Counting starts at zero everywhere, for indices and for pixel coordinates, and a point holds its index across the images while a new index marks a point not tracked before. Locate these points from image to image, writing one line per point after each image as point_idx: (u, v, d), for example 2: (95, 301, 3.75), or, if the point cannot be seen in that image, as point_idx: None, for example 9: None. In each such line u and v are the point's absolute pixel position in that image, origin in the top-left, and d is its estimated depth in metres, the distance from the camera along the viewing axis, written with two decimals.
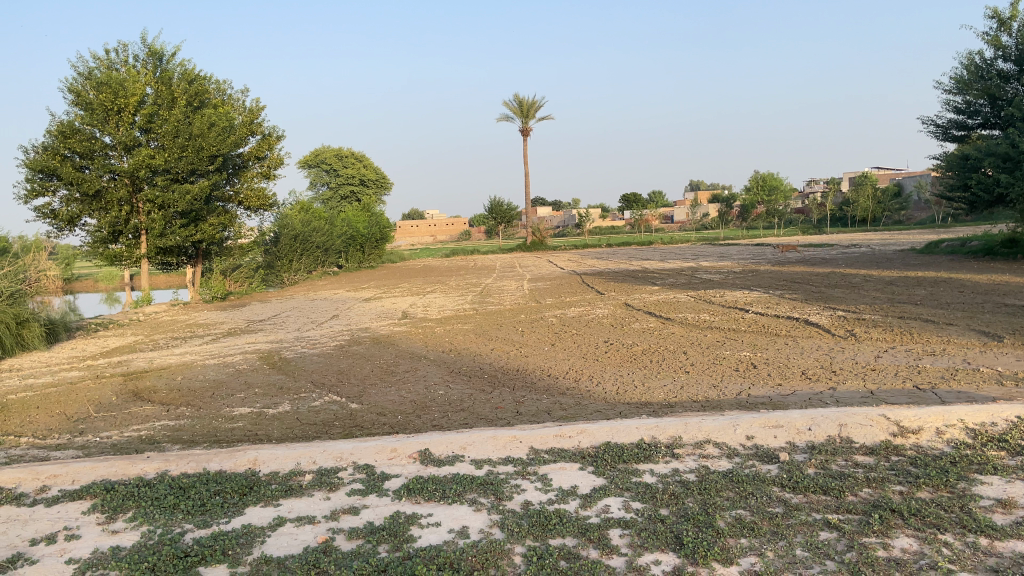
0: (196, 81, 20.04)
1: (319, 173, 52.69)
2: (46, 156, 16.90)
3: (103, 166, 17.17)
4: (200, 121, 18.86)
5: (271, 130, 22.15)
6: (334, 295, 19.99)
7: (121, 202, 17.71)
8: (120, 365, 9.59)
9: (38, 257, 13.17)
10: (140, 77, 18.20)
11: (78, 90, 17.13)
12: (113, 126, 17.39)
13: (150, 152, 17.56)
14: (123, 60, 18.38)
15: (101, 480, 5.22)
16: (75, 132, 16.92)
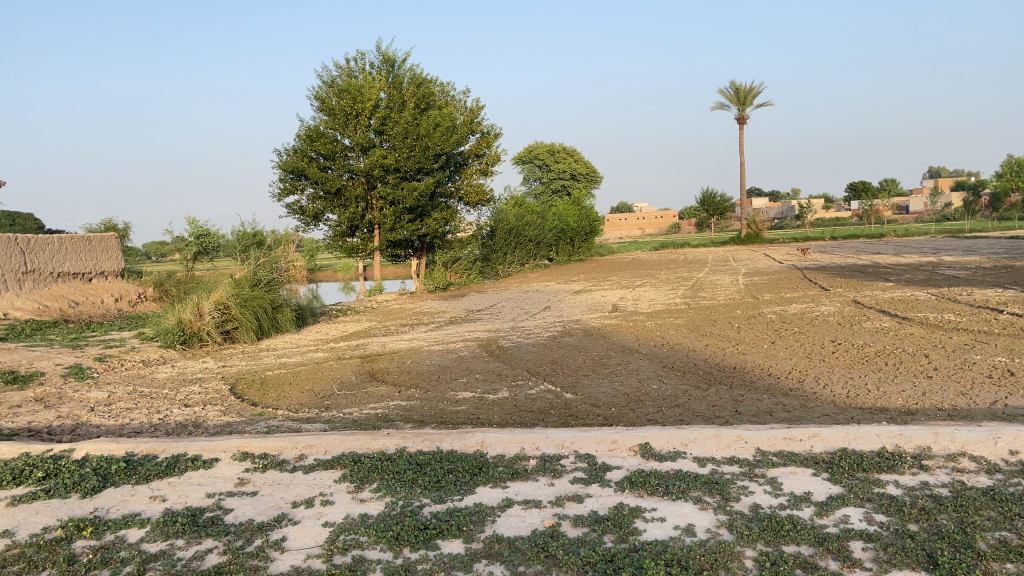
0: (423, 83, 21.25)
1: (533, 168, 54.57)
2: (297, 159, 18.94)
3: (343, 166, 18.87)
4: (427, 121, 19.90)
5: (490, 129, 22.97)
6: (546, 287, 20.48)
7: (358, 199, 19.36)
8: (357, 348, 10.48)
9: (288, 250, 14.70)
10: (375, 83, 19.70)
11: (323, 97, 18.97)
12: (351, 129, 18.98)
13: (383, 152, 18.95)
14: (360, 67, 19.95)
15: (349, 452, 5.72)
16: (321, 136, 18.77)
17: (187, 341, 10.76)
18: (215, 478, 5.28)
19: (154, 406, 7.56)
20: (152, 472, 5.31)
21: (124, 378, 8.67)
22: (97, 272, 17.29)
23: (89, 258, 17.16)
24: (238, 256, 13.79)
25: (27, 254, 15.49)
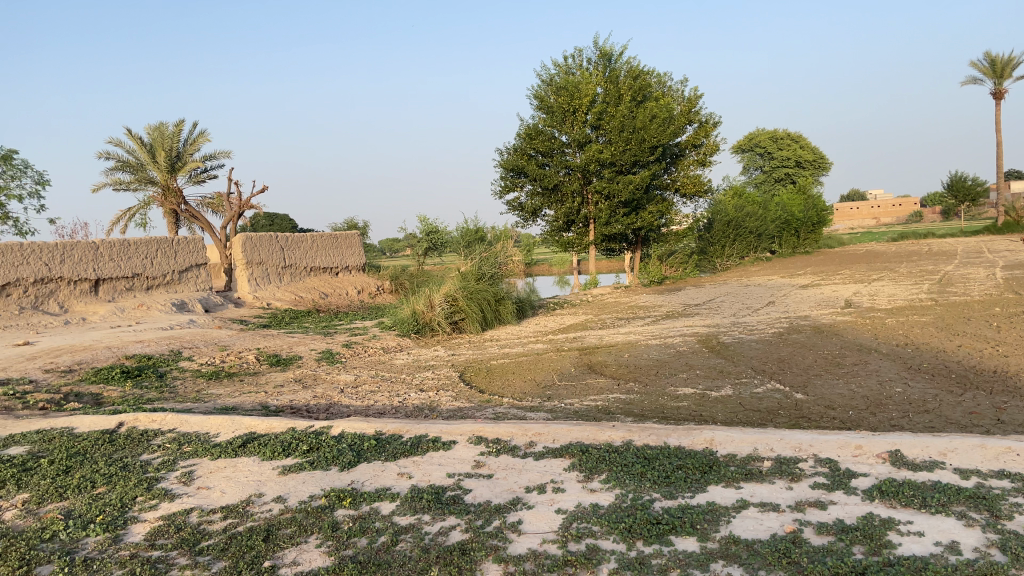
0: (641, 76, 21.02)
1: (753, 157, 52.78)
2: (516, 156, 20.07)
3: (560, 162, 19.34)
4: (642, 114, 19.72)
5: (707, 118, 22.28)
6: (768, 281, 19.55)
7: (575, 194, 19.87)
8: (576, 340, 10.65)
9: (507, 245, 15.25)
10: (592, 78, 19.88)
11: (542, 95, 19.66)
12: (569, 125, 19.45)
13: (600, 147, 19.05)
14: (577, 64, 20.30)
15: (577, 442, 5.83)
16: (539, 133, 19.62)
17: (420, 330, 11.61)
18: (454, 460, 5.60)
19: (394, 389, 8.19)
20: (398, 451, 5.75)
21: (367, 363, 9.48)
22: (342, 266, 19.02)
23: (335, 254, 18.90)
24: (463, 251, 14.57)
25: (285, 251, 17.40)
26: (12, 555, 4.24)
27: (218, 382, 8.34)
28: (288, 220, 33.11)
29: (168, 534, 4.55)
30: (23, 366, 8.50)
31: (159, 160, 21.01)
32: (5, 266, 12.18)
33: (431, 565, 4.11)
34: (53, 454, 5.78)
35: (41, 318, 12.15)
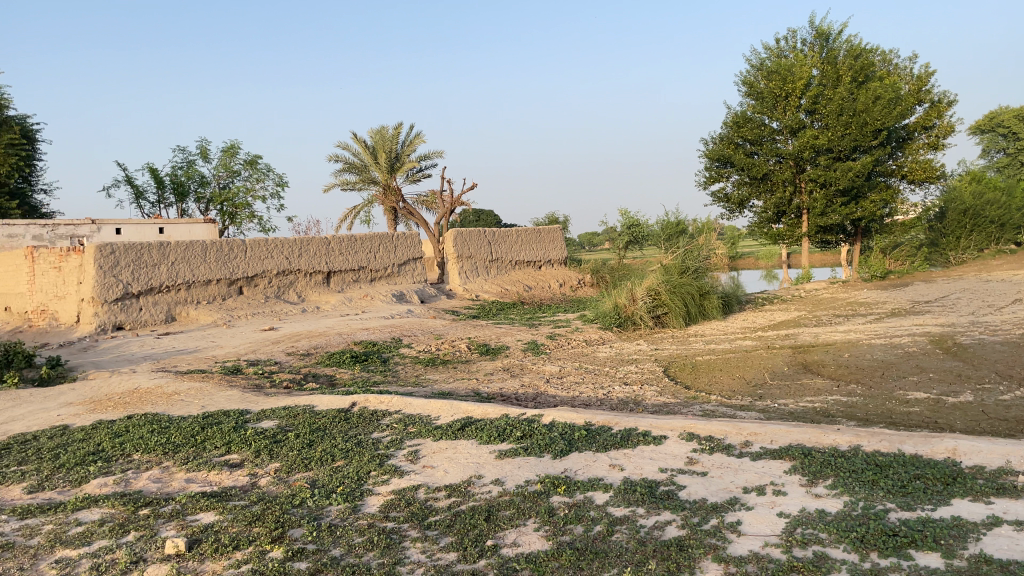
0: (863, 54, 19.55)
1: (993, 138, 47.53)
2: (723, 146, 19.92)
3: (770, 150, 18.90)
4: (865, 95, 18.13)
5: (941, 97, 20.23)
6: (1015, 276, 17.44)
7: (786, 182, 19.11)
8: (788, 338, 10.14)
9: (712, 239, 14.81)
10: (807, 60, 18.94)
11: (752, 82, 19.18)
12: (780, 111, 18.80)
13: (815, 132, 18.18)
14: (791, 47, 19.33)
15: (797, 444, 5.55)
16: (748, 121, 19.28)
17: (622, 323, 11.67)
18: (667, 455, 5.54)
19: (599, 382, 8.27)
20: (610, 442, 5.78)
21: (571, 355, 9.63)
22: (545, 260, 19.41)
23: (538, 248, 19.33)
24: (666, 245, 14.36)
25: (492, 245, 18.12)
26: (269, 517, 4.77)
27: (434, 368, 8.85)
28: (493, 214, 34.33)
29: (398, 507, 4.89)
30: (270, 348, 9.54)
31: (381, 162, 22.69)
32: (253, 259, 13.70)
33: (648, 558, 4.09)
34: (298, 429, 6.43)
35: (282, 306, 13.60)
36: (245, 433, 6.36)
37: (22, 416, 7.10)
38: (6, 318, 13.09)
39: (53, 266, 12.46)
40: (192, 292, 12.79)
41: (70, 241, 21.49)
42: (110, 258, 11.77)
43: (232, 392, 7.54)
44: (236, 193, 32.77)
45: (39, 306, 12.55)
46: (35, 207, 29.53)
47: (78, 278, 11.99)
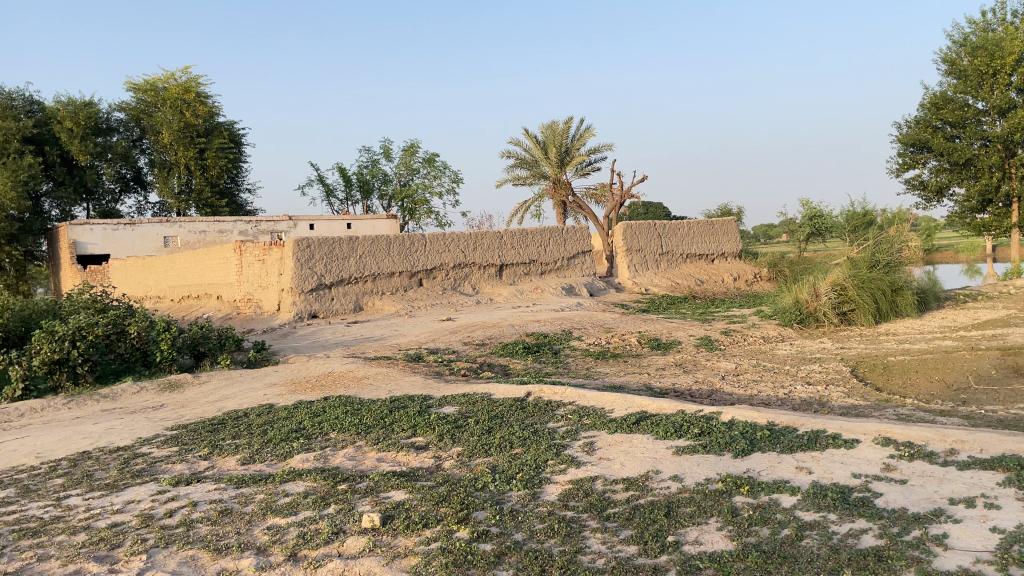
0: None
1: None
2: (920, 129, 18.49)
3: (975, 133, 17.20)
4: None
5: None
6: None
7: (994, 168, 17.39)
8: (996, 338, 9.20)
9: (904, 230, 13.73)
10: (1020, 32, 17.04)
11: (954, 58, 17.51)
12: (987, 90, 17.14)
13: None
14: (1000, 19, 17.47)
15: (1012, 454, 5.04)
16: (948, 102, 17.78)
17: (804, 320, 11.11)
18: (859, 459, 5.22)
19: (779, 380, 7.92)
20: (796, 444, 5.53)
21: (747, 351, 9.29)
22: (718, 253, 18.79)
23: (712, 241, 18.74)
24: (851, 238, 13.49)
25: (663, 238, 17.87)
26: (454, 499, 4.97)
27: (605, 361, 8.87)
28: (660, 206, 33.80)
29: (577, 497, 4.95)
30: (448, 338, 9.95)
31: (552, 156, 22.88)
32: (432, 253, 14.32)
33: (843, 567, 3.88)
34: (477, 416, 6.66)
35: (458, 298, 14.17)
36: (428, 418, 6.67)
37: (234, 394, 7.87)
38: (218, 305, 14.57)
39: (257, 259, 13.71)
40: (377, 283, 13.59)
41: (271, 235, 23.97)
42: (306, 252, 12.70)
43: (414, 378, 7.94)
44: (416, 190, 34.62)
45: (246, 295, 13.90)
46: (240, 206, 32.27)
47: (279, 270, 13.10)
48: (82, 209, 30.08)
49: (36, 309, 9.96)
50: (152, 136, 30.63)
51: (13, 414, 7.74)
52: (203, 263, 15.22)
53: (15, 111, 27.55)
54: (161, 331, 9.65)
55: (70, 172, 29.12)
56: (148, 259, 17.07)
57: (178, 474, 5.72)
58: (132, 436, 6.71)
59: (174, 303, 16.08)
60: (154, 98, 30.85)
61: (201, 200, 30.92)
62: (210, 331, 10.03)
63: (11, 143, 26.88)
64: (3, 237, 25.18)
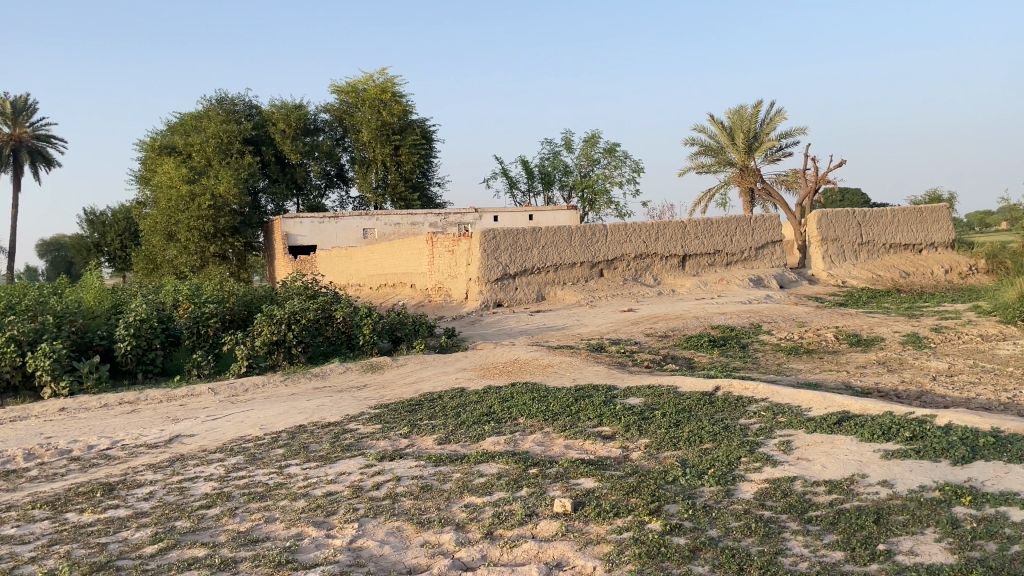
0: None
1: None
2: None
3: None
4: None
5: None
6: None
7: None
8: None
9: None
10: None
11: None
12: None
13: None
14: None
15: None
16: None
17: None
18: None
19: (1003, 383, 7.14)
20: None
21: (963, 351, 8.45)
22: (927, 243, 17.17)
23: (920, 229, 17.14)
24: None
25: (862, 227, 16.72)
26: (645, 490, 4.94)
27: (798, 357, 8.43)
28: (857, 193, 31.50)
29: (775, 496, 4.75)
30: (631, 329, 9.90)
31: (738, 143, 22.19)
32: (614, 244, 14.28)
33: None
34: (665, 408, 6.57)
35: (640, 289, 14.11)
36: (614, 408, 6.68)
37: (429, 378, 8.31)
38: (412, 294, 15.44)
39: (448, 250, 14.39)
40: (559, 273, 13.84)
41: (458, 227, 24.98)
42: (492, 242, 13.20)
43: (599, 367, 7.98)
44: (596, 180, 34.77)
45: (437, 284, 14.62)
46: (431, 198, 33.77)
47: (467, 260, 13.71)
48: (292, 203, 32.85)
49: (258, 294, 11.01)
50: (352, 135, 32.84)
51: (241, 389, 8.66)
52: (398, 253, 16.14)
53: (238, 116, 30.49)
54: (363, 316, 10.39)
55: (282, 170, 31.92)
56: (350, 250, 18.32)
57: (381, 450, 6.13)
58: (339, 413, 7.27)
59: (373, 291, 17.22)
60: (354, 99, 33.02)
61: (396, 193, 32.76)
62: (406, 317, 10.64)
63: (234, 144, 29.65)
64: (228, 230, 28.07)
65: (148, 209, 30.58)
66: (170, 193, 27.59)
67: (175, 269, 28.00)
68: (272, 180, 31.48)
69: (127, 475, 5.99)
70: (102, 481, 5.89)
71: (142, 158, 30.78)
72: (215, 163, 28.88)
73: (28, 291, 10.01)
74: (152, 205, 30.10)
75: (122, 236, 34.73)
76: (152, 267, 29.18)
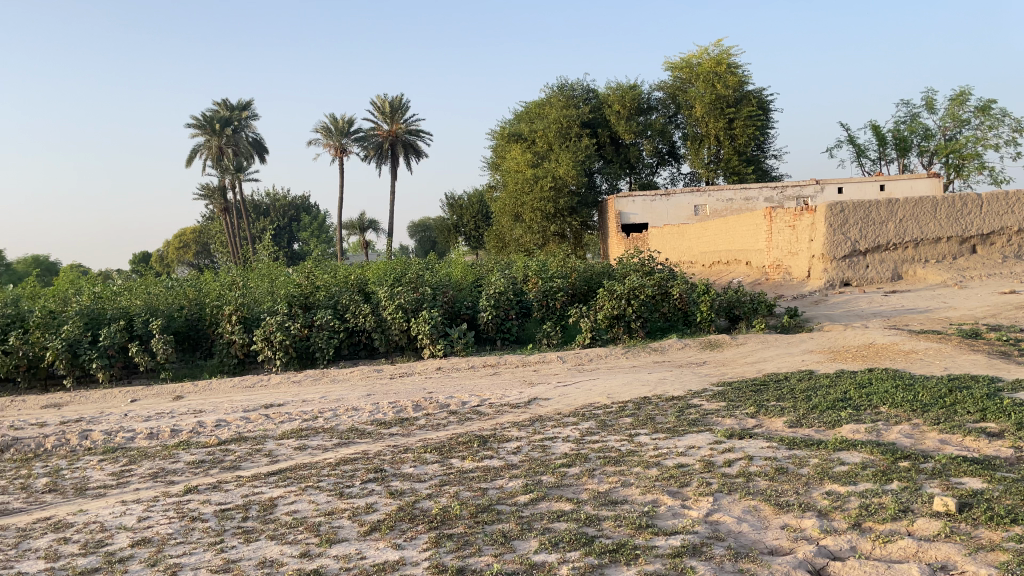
0: None
1: None
2: None
3: None
4: None
5: None
6: None
7: None
8: None
9: None
10: None
11: None
12: None
13: None
14: None
15: None
16: None
17: None
18: None
19: None
20: None
21: None
22: None
23: None
24: None
25: None
26: None
27: None
28: None
29: None
30: (1015, 313, 8.57)
31: None
32: (990, 215, 12.41)
33: None
34: None
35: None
36: (999, 403, 5.86)
37: (773, 358, 8.08)
38: (747, 271, 15.09)
39: (788, 225, 13.75)
40: (919, 249, 12.51)
41: (797, 201, 23.87)
42: (839, 216, 12.32)
43: (977, 356, 7.05)
44: (965, 144, 30.52)
45: (775, 261, 14.14)
46: (767, 171, 32.42)
47: (810, 236, 13.04)
48: (625, 181, 33.91)
49: (597, 270, 11.55)
50: (685, 111, 32.72)
51: (586, 358, 9.22)
52: (734, 229, 15.79)
53: (577, 101, 31.95)
54: (700, 293, 10.50)
55: (617, 150, 32.99)
56: (682, 227, 18.35)
57: (729, 428, 6.09)
58: (683, 388, 7.37)
59: (706, 268, 17.13)
60: (688, 75, 32.84)
61: (729, 168, 32.02)
62: (744, 295, 10.56)
63: (573, 128, 31.18)
64: (566, 210, 29.76)
65: (497, 193, 33.62)
66: (516, 177, 30.03)
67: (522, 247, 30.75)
68: (607, 160, 32.74)
69: (496, 431, 6.72)
70: (476, 434, 6.68)
71: (493, 146, 33.84)
72: (555, 147, 30.69)
73: (410, 265, 11.60)
74: (501, 189, 33.03)
75: (476, 218, 38.63)
76: (502, 245, 32.33)
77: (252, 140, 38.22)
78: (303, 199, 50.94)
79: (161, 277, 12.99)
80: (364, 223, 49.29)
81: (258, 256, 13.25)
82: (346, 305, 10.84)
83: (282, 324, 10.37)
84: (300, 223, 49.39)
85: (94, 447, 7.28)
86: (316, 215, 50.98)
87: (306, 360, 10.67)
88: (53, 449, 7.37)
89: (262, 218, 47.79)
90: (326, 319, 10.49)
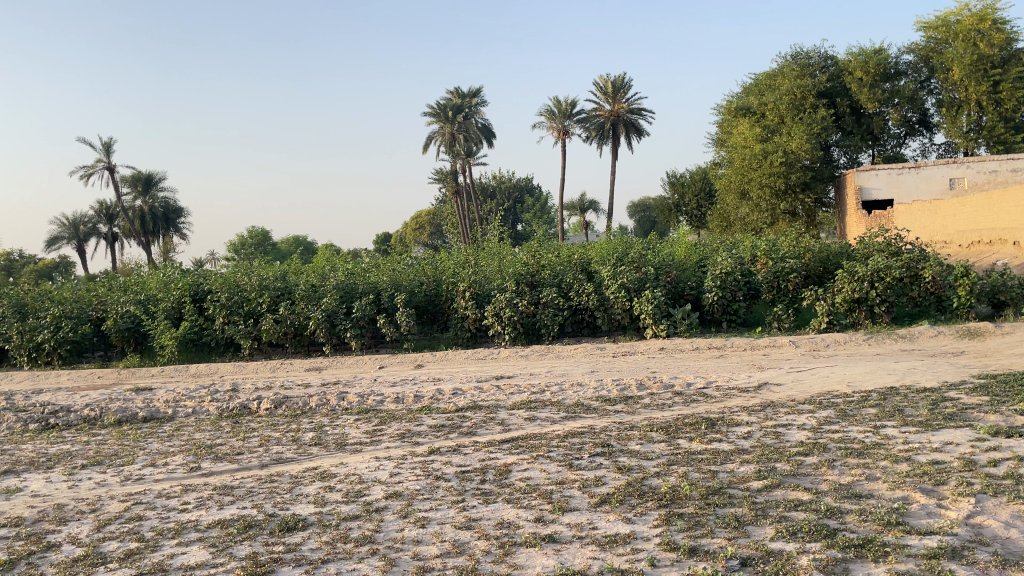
0: None
1: None
2: None
3: None
4: None
5: None
6: None
7: None
8: None
9: None
10: None
11: None
12: None
13: None
14: None
15: None
16: None
17: None
18: None
19: None
20: None
21: None
22: None
23: None
24: None
25: None
26: None
27: None
28: None
29: None
30: None
31: None
32: None
33: None
34: None
35: None
36: None
37: None
38: (1014, 253, 13.41)
39: None
40: None
41: None
42: None
43: None
44: None
45: None
46: None
47: None
48: (867, 154, 31.34)
49: (834, 249, 10.80)
50: (940, 75, 29.49)
51: (822, 343, 8.70)
52: (1000, 205, 14.07)
53: (813, 69, 29.65)
54: (958, 277, 9.68)
55: (858, 121, 30.51)
56: (935, 203, 16.64)
57: (994, 425, 5.49)
58: (936, 379, 6.76)
59: (963, 248, 15.44)
60: (945, 34, 29.49)
61: (993, 136, 28.45)
62: (1012, 279, 9.71)
63: (808, 99, 29.21)
64: (799, 186, 28.07)
65: (722, 169, 32.44)
66: (743, 153, 28.82)
67: (749, 226, 29.63)
68: (847, 132, 30.38)
69: (725, 414, 6.57)
70: (704, 416, 6.58)
71: (719, 121, 32.55)
72: (788, 120, 28.88)
73: (633, 245, 11.55)
74: (726, 166, 31.89)
75: (698, 197, 37.61)
76: (727, 224, 31.35)
77: (481, 126, 39.64)
78: (527, 180, 52.41)
79: (403, 255, 14.04)
80: (585, 203, 49.90)
81: (487, 237, 13.86)
82: (570, 283, 11.11)
83: (510, 300, 10.89)
84: (523, 204, 51.13)
85: (350, 407, 8.11)
86: (539, 195, 52.31)
87: (532, 336, 11.12)
88: (316, 407, 8.31)
89: (489, 199, 50.09)
90: (551, 297, 10.85)
